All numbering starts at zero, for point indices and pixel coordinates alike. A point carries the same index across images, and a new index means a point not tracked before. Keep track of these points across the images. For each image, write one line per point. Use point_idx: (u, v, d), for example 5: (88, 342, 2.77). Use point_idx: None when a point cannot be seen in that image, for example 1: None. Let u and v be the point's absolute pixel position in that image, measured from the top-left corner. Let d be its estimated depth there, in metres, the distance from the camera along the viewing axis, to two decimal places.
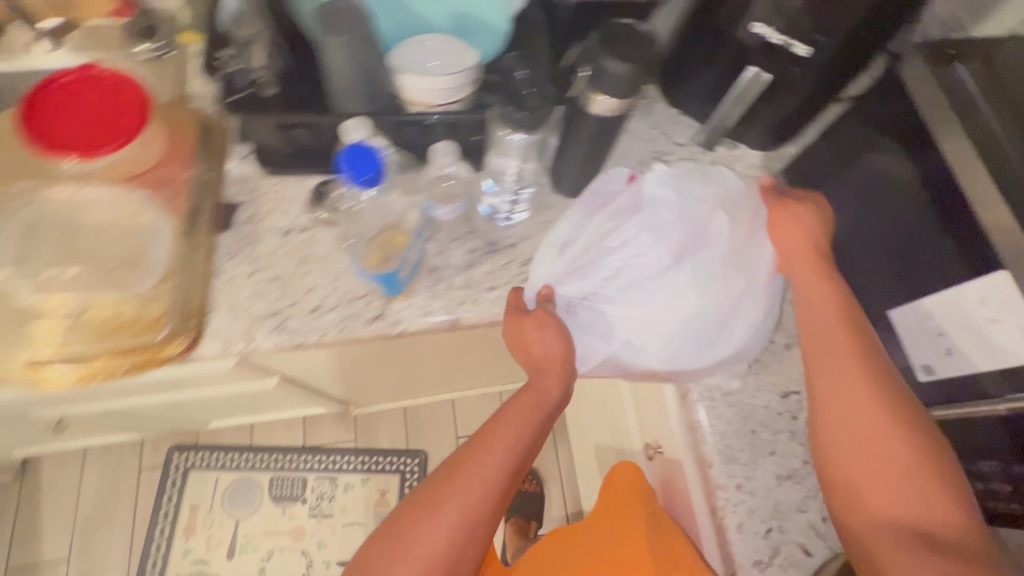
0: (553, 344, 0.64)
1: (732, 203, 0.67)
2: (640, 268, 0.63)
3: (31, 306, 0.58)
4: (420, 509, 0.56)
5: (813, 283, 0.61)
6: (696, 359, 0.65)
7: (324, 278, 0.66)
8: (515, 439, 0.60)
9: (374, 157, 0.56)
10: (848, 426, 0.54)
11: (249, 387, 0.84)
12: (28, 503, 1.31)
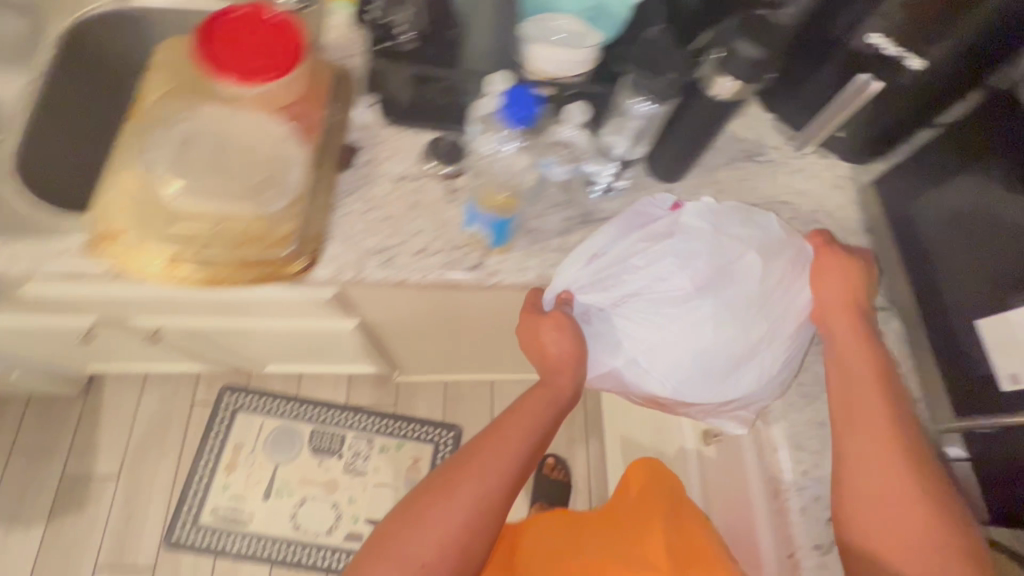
0: (570, 348, 0.69)
1: (769, 248, 0.68)
2: (661, 294, 0.67)
3: (179, 210, 0.64)
4: (441, 488, 0.62)
5: (846, 334, 0.68)
6: (702, 390, 0.70)
7: (431, 224, 0.70)
8: (532, 429, 0.66)
9: (529, 98, 0.64)
10: (866, 469, 0.63)
11: (330, 324, 0.89)
12: (88, 418, 1.38)
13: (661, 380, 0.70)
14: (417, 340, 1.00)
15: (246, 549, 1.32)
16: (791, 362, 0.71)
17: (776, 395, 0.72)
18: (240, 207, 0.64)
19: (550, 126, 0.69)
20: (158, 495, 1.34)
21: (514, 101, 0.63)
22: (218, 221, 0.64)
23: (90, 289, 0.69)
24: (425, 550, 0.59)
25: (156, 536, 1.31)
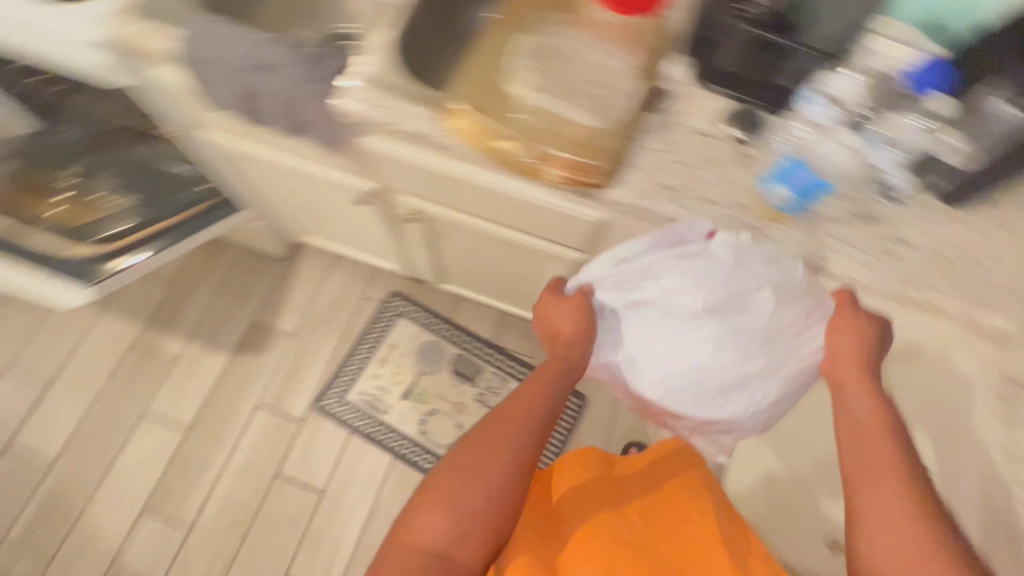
0: (575, 330, 0.78)
1: (786, 290, 0.72)
2: (670, 308, 0.75)
3: (529, 104, 0.75)
4: (472, 447, 0.67)
5: (861, 395, 0.67)
6: (691, 405, 0.79)
7: (718, 179, 0.75)
8: (548, 392, 0.72)
9: (940, 73, 0.71)
10: (896, 546, 0.57)
11: (561, 252, 0.97)
12: (284, 280, 1.59)
13: (653, 383, 0.79)
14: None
15: (375, 435, 1.45)
16: (779, 403, 0.80)
17: (760, 421, 0.82)
18: (575, 113, 0.74)
19: (903, 114, 0.73)
20: (319, 364, 1.52)
21: (926, 69, 0.72)
22: (551, 121, 0.74)
23: (415, 156, 0.80)
24: (465, 506, 0.64)
25: (309, 398, 1.48)
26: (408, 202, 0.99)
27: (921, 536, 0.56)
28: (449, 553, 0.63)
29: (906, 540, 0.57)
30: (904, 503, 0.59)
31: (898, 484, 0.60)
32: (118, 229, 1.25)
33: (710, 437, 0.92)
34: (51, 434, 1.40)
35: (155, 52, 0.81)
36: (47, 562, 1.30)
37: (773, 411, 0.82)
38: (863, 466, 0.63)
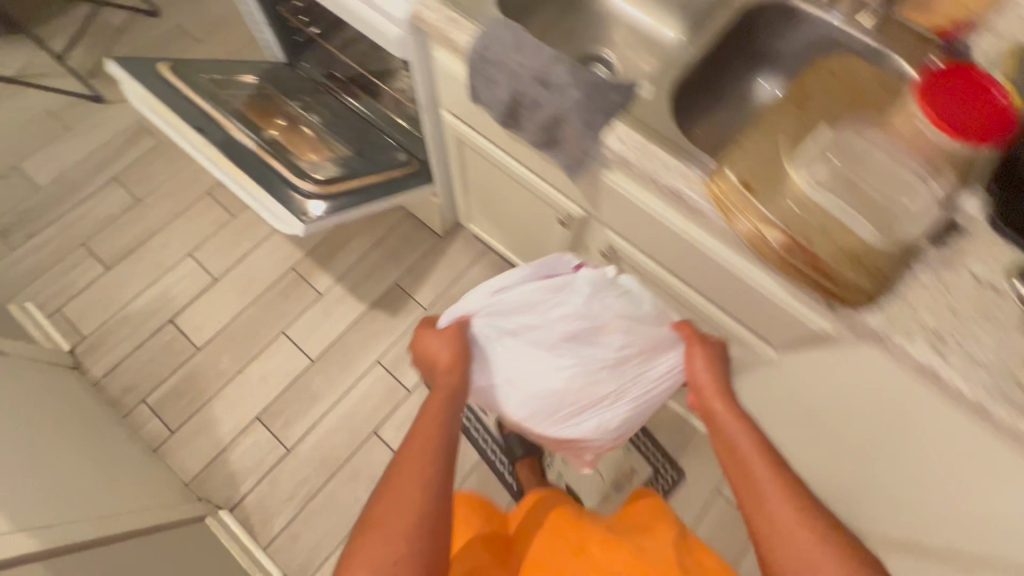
0: (454, 355, 0.86)
1: (633, 324, 0.90)
2: (541, 337, 0.89)
3: (801, 196, 0.69)
4: (385, 493, 0.67)
5: (729, 418, 0.76)
6: (550, 422, 0.90)
7: (996, 342, 0.65)
8: (448, 411, 0.77)
9: None
10: (791, 547, 0.62)
11: (750, 338, 0.94)
12: (433, 255, 1.65)
13: (521, 402, 0.89)
14: (772, 395, 1.00)
15: (469, 430, 1.48)
16: (622, 425, 0.94)
17: (609, 441, 0.95)
18: (853, 222, 0.67)
19: None
20: None
21: None
22: (827, 226, 0.68)
23: (661, 211, 0.80)
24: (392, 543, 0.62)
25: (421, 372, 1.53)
26: (609, 238, 0.98)
27: (814, 534, 0.62)
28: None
29: (801, 544, 0.62)
30: (791, 506, 0.64)
31: (788, 505, 0.65)
32: (329, 174, 1.23)
33: (574, 455, 1.00)
34: (206, 322, 1.56)
35: (450, 41, 0.83)
36: (170, 432, 1.44)
37: (620, 432, 0.95)
38: (755, 478, 0.69)
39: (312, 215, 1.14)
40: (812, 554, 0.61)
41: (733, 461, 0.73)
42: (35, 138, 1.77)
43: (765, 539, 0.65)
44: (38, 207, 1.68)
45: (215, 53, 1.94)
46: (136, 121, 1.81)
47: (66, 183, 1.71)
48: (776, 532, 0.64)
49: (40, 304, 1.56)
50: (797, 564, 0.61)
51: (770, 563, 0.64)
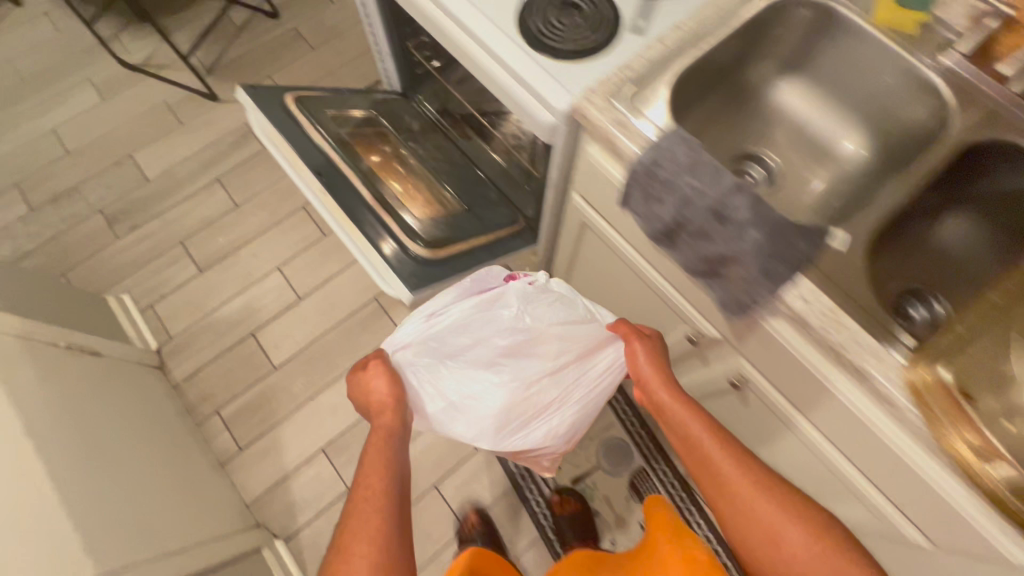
0: (390, 393, 0.96)
1: (564, 332, 1.03)
2: (480, 357, 1.02)
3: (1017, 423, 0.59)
4: (346, 543, 0.76)
5: (674, 405, 0.82)
6: (503, 437, 1.02)
7: None
8: (390, 455, 0.87)
9: None
10: (755, 522, 0.73)
11: (897, 521, 0.80)
12: None
13: (472, 423, 1.01)
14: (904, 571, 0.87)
15: (530, 501, 1.41)
16: (572, 426, 1.08)
17: (561, 444, 1.10)
18: None
19: None
20: None
21: None
22: None
23: (831, 377, 0.69)
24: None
25: None
26: (741, 367, 0.88)
27: (762, 496, 0.74)
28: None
29: (759, 516, 0.73)
30: (741, 477, 0.76)
31: (739, 475, 0.76)
32: (435, 231, 1.19)
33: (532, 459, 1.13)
34: (286, 340, 1.56)
35: (614, 146, 0.75)
36: (238, 449, 1.45)
37: (569, 433, 1.10)
38: (716, 471, 0.77)
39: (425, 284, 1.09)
40: (771, 521, 0.73)
41: (685, 447, 0.82)
42: (150, 129, 1.82)
43: (732, 526, 0.76)
44: (144, 199, 1.72)
45: (327, 62, 1.94)
46: (244, 124, 1.83)
47: (172, 178, 1.75)
48: (741, 518, 0.74)
49: (135, 297, 1.60)
50: (761, 535, 0.73)
51: (737, 529, 0.75)
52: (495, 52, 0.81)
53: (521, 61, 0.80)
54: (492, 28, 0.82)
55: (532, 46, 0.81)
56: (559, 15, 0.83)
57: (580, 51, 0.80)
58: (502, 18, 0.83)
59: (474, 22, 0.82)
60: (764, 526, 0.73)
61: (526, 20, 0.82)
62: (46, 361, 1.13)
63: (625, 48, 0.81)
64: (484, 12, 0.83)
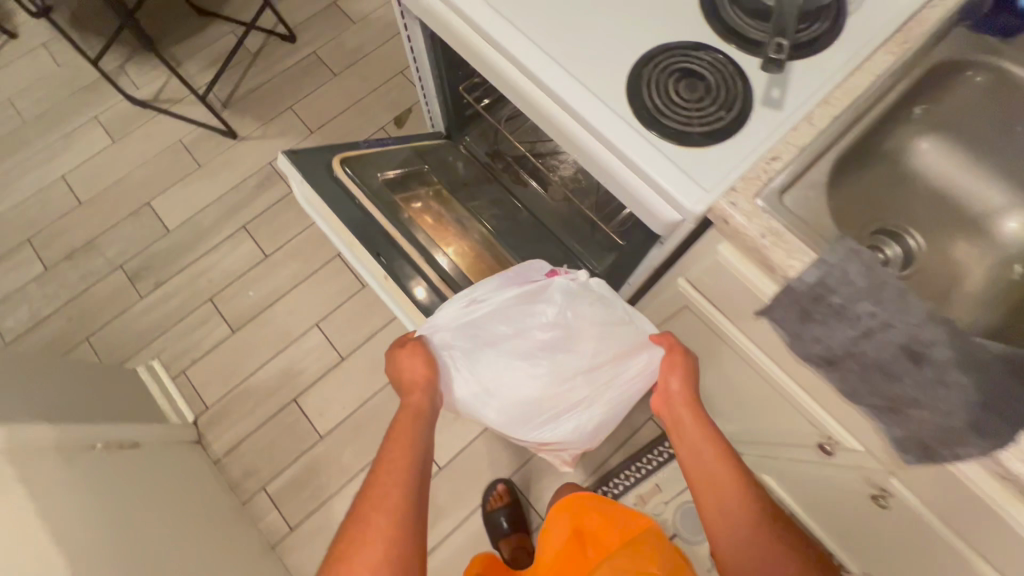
0: (425, 375, 0.92)
1: (605, 332, 0.92)
2: (514, 349, 0.93)
3: None
4: (363, 515, 0.71)
5: (689, 422, 0.85)
6: (526, 426, 0.98)
7: None
8: (415, 435, 0.82)
9: None
10: (733, 538, 0.73)
11: None
12: None
13: (497, 410, 0.96)
14: None
15: None
16: (599, 423, 1.01)
17: (583, 440, 1.04)
18: None
19: None
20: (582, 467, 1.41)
21: None
22: None
23: None
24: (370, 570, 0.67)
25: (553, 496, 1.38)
26: (889, 486, 0.77)
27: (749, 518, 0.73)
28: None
29: (738, 533, 0.72)
30: (730, 495, 0.75)
31: (733, 494, 0.75)
32: None
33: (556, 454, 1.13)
34: (330, 405, 1.46)
35: (763, 257, 0.63)
36: (289, 528, 1.36)
37: (594, 429, 1.03)
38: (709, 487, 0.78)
39: None
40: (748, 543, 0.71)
41: (691, 463, 0.82)
42: (167, 173, 1.69)
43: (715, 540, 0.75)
44: (167, 252, 1.60)
45: (351, 90, 1.78)
46: (268, 165, 1.70)
47: (195, 228, 1.63)
48: (723, 532, 0.74)
49: (165, 363, 1.49)
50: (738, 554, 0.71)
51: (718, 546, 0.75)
52: (602, 134, 0.69)
53: (635, 145, 0.68)
54: (599, 103, 0.69)
55: (649, 124, 0.69)
56: (680, 80, 0.71)
57: (707, 128, 0.69)
58: (610, 89, 0.71)
59: (577, 97, 0.70)
60: (741, 548, 0.72)
61: (642, 90, 0.71)
62: (92, 470, 1.02)
63: (762, 123, 0.69)
64: (587, 83, 0.71)
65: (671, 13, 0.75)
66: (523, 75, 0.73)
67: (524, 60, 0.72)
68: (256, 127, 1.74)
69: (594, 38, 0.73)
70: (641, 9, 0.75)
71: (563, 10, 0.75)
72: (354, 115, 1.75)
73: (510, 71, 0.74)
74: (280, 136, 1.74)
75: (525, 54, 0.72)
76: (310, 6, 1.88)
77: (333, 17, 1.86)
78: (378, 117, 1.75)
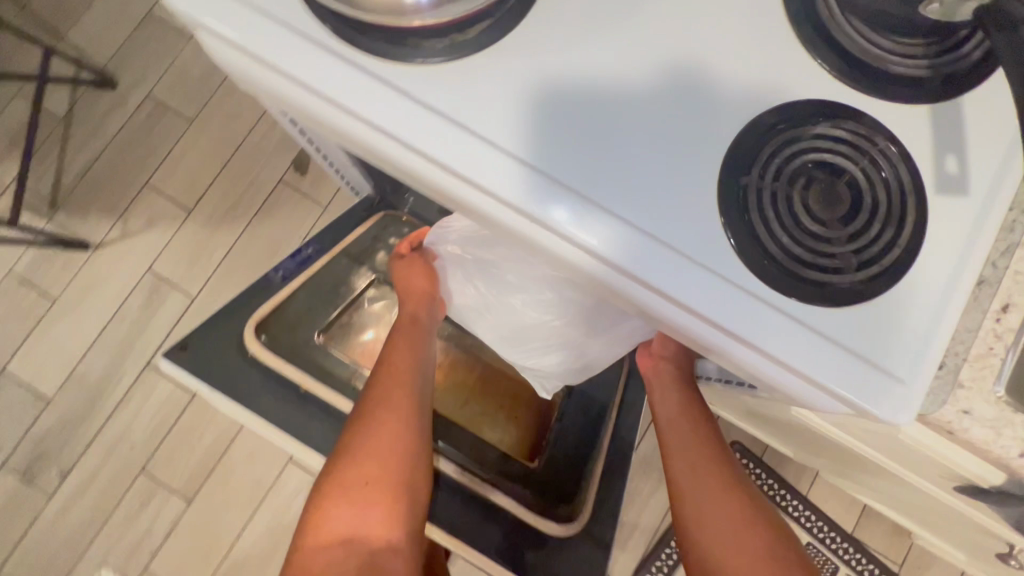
0: (425, 283, 0.77)
1: None
2: (516, 271, 0.74)
3: None
4: (369, 407, 0.64)
5: (671, 388, 0.80)
6: (511, 353, 0.79)
7: None
8: (418, 351, 0.71)
9: None
10: (706, 480, 0.69)
11: None
12: None
13: (483, 325, 0.79)
14: None
15: None
16: (596, 364, 0.77)
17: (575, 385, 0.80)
18: None
19: None
20: (645, 524, 1.23)
21: None
22: None
23: None
24: (364, 495, 0.59)
25: (629, 569, 1.22)
26: None
27: (721, 472, 0.71)
28: (364, 538, 0.57)
29: (711, 478, 0.70)
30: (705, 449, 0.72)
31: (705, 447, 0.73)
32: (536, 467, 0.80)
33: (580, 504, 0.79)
34: None
35: (996, 461, 0.41)
36: None
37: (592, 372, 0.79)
38: (683, 466, 0.72)
39: (570, 525, 0.75)
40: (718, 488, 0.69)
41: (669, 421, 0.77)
42: (13, 324, 1.24)
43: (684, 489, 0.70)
44: (60, 430, 1.21)
45: (218, 137, 1.32)
46: (147, 274, 1.27)
47: (84, 387, 1.23)
48: (697, 481, 0.70)
49: (118, 569, 1.18)
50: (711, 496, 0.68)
51: (685, 494, 0.70)
52: (695, 311, 0.41)
53: (774, 326, 0.41)
54: (677, 258, 0.41)
55: (773, 272, 0.41)
56: (809, 175, 0.42)
57: (867, 254, 0.41)
58: (708, 234, 0.41)
59: (633, 255, 0.41)
60: (715, 497, 0.68)
61: (749, 211, 0.42)
62: None
63: (949, 230, 0.42)
64: (655, 228, 0.41)
65: (756, 55, 0.43)
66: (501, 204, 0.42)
67: (524, 207, 0.41)
68: (110, 225, 1.28)
69: (647, 137, 0.42)
70: (707, 56, 0.43)
71: (582, 91, 0.43)
72: (237, 171, 1.31)
73: (500, 216, 0.43)
74: (147, 228, 1.28)
75: (550, 205, 0.41)
76: (117, 27, 1.33)
77: (156, 37, 1.34)
78: (271, 167, 1.32)
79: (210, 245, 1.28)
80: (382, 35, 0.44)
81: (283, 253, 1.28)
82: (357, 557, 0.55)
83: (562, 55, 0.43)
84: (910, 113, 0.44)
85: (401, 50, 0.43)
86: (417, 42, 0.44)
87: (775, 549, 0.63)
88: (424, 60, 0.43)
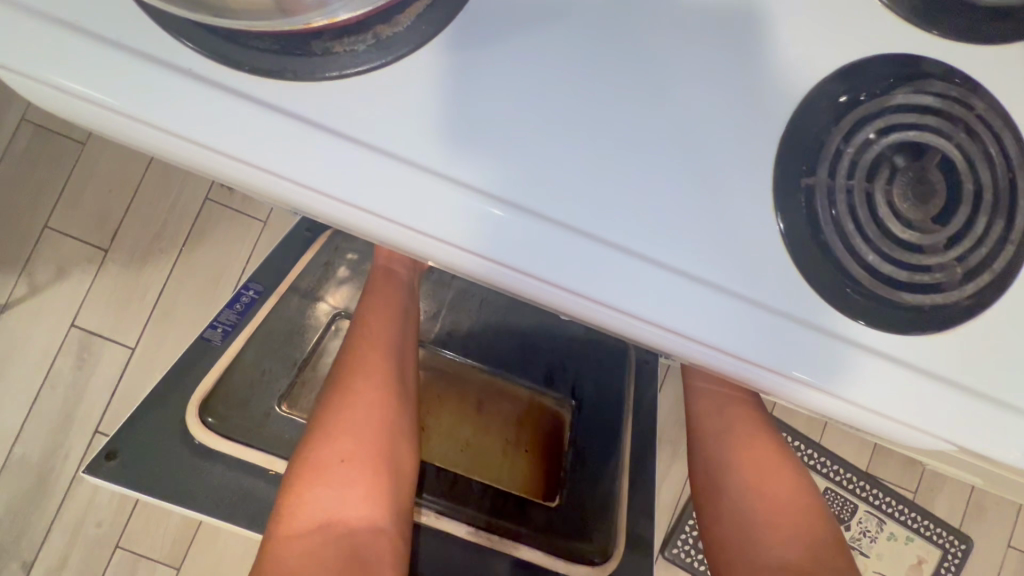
0: None
1: None
2: None
3: None
4: (349, 369, 0.54)
5: None
6: None
7: None
8: (397, 305, 0.60)
9: None
10: (733, 430, 0.62)
11: None
12: None
13: None
14: None
15: None
16: None
17: None
18: None
19: None
20: (666, 500, 1.19)
21: None
22: None
23: None
24: (343, 473, 0.51)
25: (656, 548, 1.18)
26: None
27: (752, 421, 0.63)
28: (344, 522, 0.49)
29: (739, 428, 0.62)
30: (738, 400, 0.65)
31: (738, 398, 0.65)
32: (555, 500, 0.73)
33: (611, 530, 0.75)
34: None
35: None
36: None
37: None
38: (709, 411, 0.65)
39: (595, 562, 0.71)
40: (747, 438, 0.61)
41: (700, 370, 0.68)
42: None
43: (706, 435, 0.64)
44: (11, 522, 1.07)
45: (119, 158, 1.12)
46: (71, 331, 1.10)
47: (27, 470, 1.08)
48: (722, 428, 0.63)
49: None
50: (737, 446, 0.61)
51: (708, 441, 0.63)
52: (684, 335, 0.31)
53: (871, 382, 0.31)
54: (678, 283, 0.30)
55: (853, 301, 0.32)
56: (890, 163, 0.32)
57: (974, 258, 0.31)
58: (768, 274, 0.31)
59: (610, 283, 0.30)
60: (742, 447, 0.61)
61: (822, 225, 0.31)
62: None
63: None
64: (701, 272, 0.31)
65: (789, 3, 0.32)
66: (400, 229, 0.30)
67: (470, 242, 0.30)
68: (11, 282, 1.09)
69: (655, 140, 0.31)
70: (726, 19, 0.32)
71: (575, 94, 0.31)
72: (152, 195, 1.12)
73: (435, 253, 0.31)
74: (58, 279, 1.10)
75: (558, 260, 0.30)
76: None
77: None
78: (191, 184, 1.13)
79: (138, 285, 1.11)
80: (272, 43, 0.30)
81: (225, 279, 1.12)
82: (336, 545, 0.48)
83: (537, 43, 0.31)
84: (996, 54, 0.33)
85: (303, 62, 0.30)
86: (326, 46, 0.30)
87: (807, 505, 0.56)
88: (341, 72, 0.30)
